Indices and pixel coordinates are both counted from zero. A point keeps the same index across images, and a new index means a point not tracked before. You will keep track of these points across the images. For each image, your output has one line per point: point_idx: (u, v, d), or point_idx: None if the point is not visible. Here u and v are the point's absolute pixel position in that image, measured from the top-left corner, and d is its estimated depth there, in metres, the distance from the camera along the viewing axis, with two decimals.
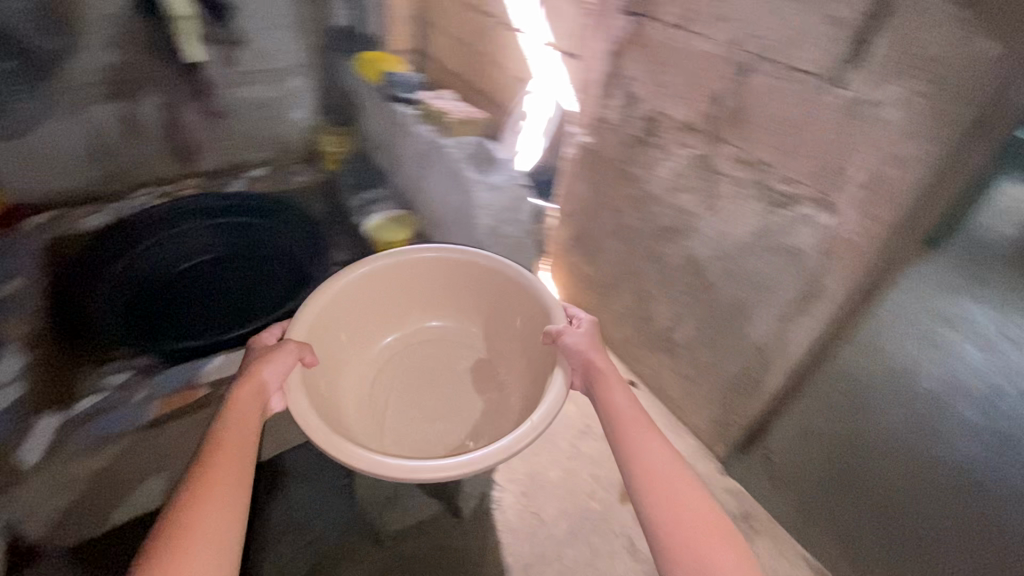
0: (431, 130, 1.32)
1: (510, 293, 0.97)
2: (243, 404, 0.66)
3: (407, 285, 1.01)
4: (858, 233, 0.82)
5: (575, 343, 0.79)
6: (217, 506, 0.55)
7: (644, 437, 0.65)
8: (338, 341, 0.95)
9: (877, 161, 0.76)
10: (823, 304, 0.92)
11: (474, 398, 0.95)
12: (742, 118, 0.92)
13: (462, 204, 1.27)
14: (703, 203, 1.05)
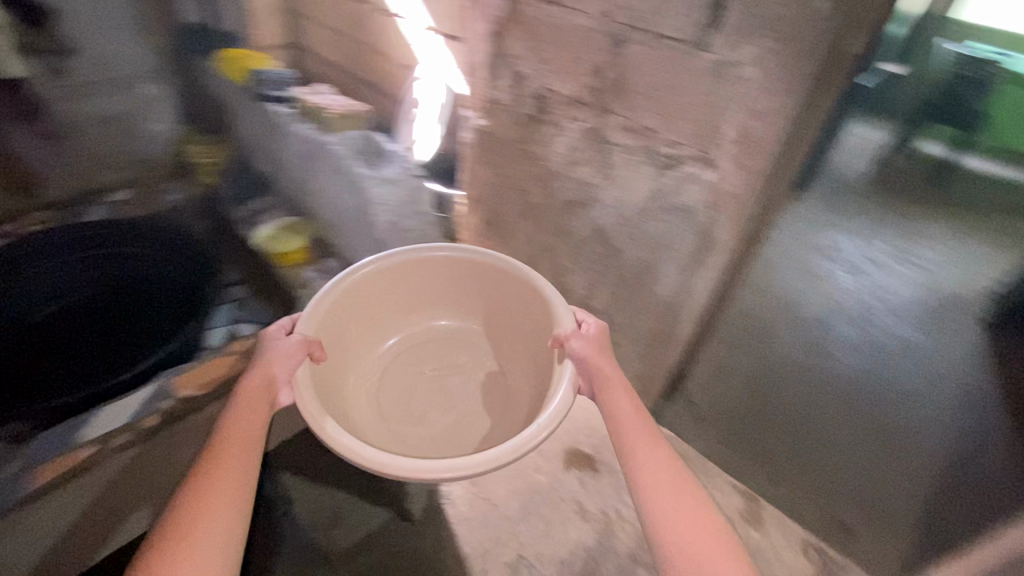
0: (312, 128, 1.27)
1: (521, 299, 1.06)
2: (249, 412, 0.72)
3: (422, 284, 1.12)
4: (737, 184, 0.90)
5: (582, 348, 0.87)
6: (223, 510, 0.60)
7: (649, 444, 0.72)
8: (349, 334, 1.04)
9: (745, 116, 0.84)
10: (717, 253, 1.00)
11: (474, 391, 1.05)
12: (623, 88, 0.96)
13: (357, 202, 1.23)
14: (600, 173, 1.09)
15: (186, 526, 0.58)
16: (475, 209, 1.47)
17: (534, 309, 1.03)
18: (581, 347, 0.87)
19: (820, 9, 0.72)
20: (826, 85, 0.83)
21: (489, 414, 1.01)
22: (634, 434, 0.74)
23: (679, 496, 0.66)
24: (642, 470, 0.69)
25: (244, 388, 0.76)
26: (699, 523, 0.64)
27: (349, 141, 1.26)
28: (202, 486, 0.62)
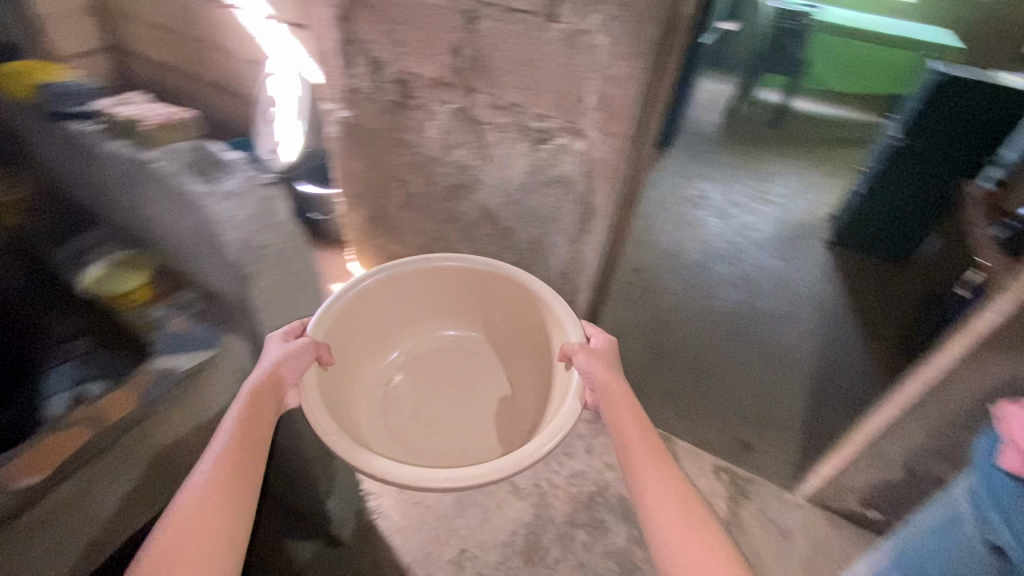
0: (124, 146, 0.88)
1: (525, 310, 1.06)
2: (255, 415, 0.65)
3: (434, 288, 1.13)
4: (606, 151, 0.92)
5: (590, 362, 0.82)
6: (224, 519, 0.55)
7: (651, 458, 0.65)
8: (358, 343, 1.06)
9: (601, 84, 0.85)
10: (599, 220, 1.03)
11: (481, 402, 1.07)
12: (484, 65, 0.95)
13: (199, 233, 0.76)
14: (477, 154, 1.07)
15: (186, 536, 0.52)
16: (356, 208, 1.39)
17: (540, 320, 1.03)
18: (586, 359, 0.83)
19: None
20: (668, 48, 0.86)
21: (492, 422, 1.04)
22: (641, 452, 0.66)
23: (684, 513, 0.58)
24: (646, 490, 0.61)
25: (255, 384, 0.69)
26: (697, 537, 0.55)
27: (165, 149, 0.79)
28: (206, 490, 0.56)
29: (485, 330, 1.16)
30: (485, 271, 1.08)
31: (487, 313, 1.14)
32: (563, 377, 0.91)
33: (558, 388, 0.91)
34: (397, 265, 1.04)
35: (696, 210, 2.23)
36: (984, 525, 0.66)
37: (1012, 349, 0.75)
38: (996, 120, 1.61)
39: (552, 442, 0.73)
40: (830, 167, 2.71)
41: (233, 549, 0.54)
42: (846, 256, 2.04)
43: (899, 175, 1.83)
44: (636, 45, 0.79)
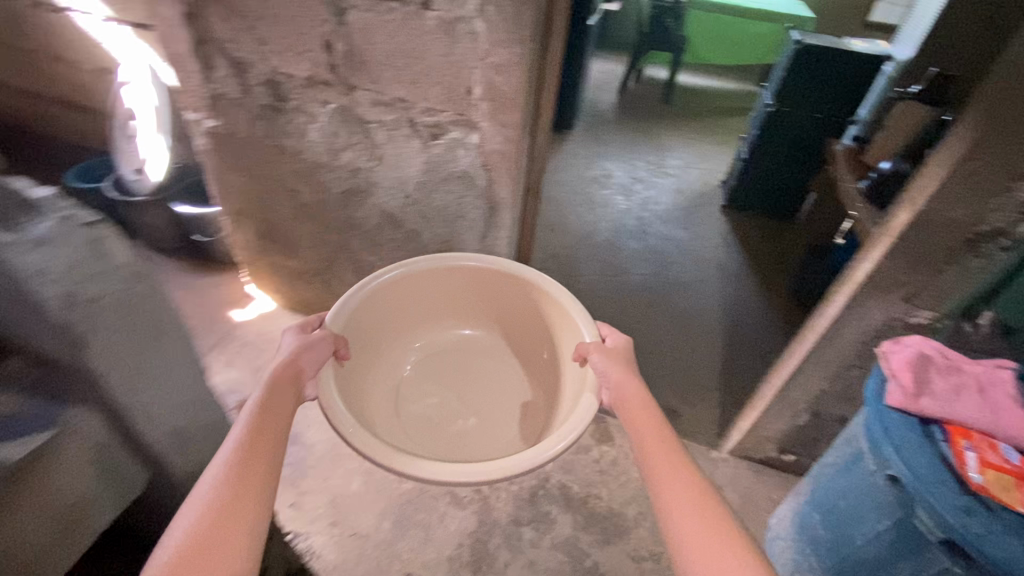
0: None
1: (539, 308, 1.03)
2: (277, 401, 0.65)
3: (450, 286, 1.09)
4: (501, 143, 0.89)
5: (608, 361, 0.83)
6: (246, 501, 0.52)
7: (665, 449, 0.65)
8: (372, 337, 1.02)
9: (485, 72, 0.81)
10: (505, 214, 0.99)
11: (497, 398, 1.05)
12: (360, 60, 0.88)
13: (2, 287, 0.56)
14: (368, 156, 1.00)
15: (212, 515, 0.49)
16: (244, 225, 1.26)
17: (556, 324, 1.00)
18: (600, 358, 0.84)
19: None
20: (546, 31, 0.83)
21: (509, 418, 1.01)
22: (654, 436, 0.67)
23: (691, 490, 0.59)
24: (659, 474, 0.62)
25: (274, 374, 0.71)
26: (698, 509, 0.56)
27: None
28: (231, 468, 0.54)
29: (502, 332, 1.12)
30: (498, 271, 1.05)
31: (505, 314, 1.10)
32: (579, 379, 0.91)
33: (573, 390, 0.91)
34: (414, 262, 1.01)
35: (604, 189, 2.30)
36: (880, 459, 0.72)
37: (886, 293, 0.83)
38: (852, 82, 1.78)
39: (570, 439, 0.77)
40: (716, 134, 2.89)
41: (256, 527, 0.51)
42: (741, 220, 2.17)
43: (777, 139, 1.98)
44: (515, 31, 0.76)
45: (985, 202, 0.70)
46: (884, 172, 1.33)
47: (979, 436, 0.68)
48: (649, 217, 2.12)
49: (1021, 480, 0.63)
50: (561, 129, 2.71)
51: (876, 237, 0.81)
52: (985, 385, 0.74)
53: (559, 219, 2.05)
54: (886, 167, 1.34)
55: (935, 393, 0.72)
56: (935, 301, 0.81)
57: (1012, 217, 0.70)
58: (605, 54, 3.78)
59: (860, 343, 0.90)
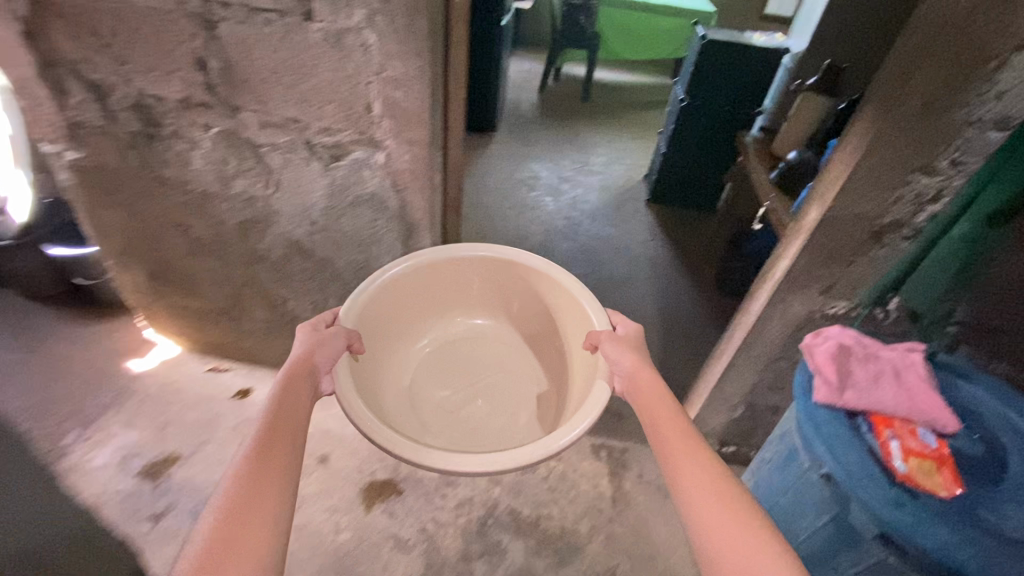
0: None
1: (550, 299, 1.00)
2: (293, 395, 0.66)
3: (461, 279, 1.04)
4: (409, 161, 0.82)
5: (619, 351, 0.82)
6: (266, 490, 0.53)
7: (691, 454, 0.62)
8: (387, 331, 0.97)
9: (383, 88, 0.74)
10: (424, 234, 0.93)
11: (510, 387, 1.02)
12: (240, 77, 0.78)
13: None
14: (263, 182, 0.90)
15: (236, 508, 0.50)
16: (131, 266, 1.12)
17: (566, 314, 0.98)
18: (612, 347, 0.82)
19: None
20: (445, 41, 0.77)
21: (521, 408, 0.98)
22: (677, 441, 0.64)
23: (722, 503, 0.55)
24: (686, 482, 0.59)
25: (289, 369, 0.70)
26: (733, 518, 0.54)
27: None
28: (255, 458, 0.55)
29: (513, 321, 1.09)
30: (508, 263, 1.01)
31: (516, 303, 1.06)
32: (589, 369, 0.89)
33: (584, 380, 0.89)
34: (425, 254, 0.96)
35: (532, 191, 2.28)
36: (813, 457, 0.73)
37: (805, 288, 0.84)
38: (755, 74, 1.85)
39: (581, 432, 0.75)
40: (635, 129, 2.96)
41: (279, 516, 0.52)
42: (666, 212, 2.22)
43: (692, 132, 2.03)
44: (408, 41, 0.70)
45: (887, 196, 0.71)
46: (791, 162, 1.38)
47: (900, 424, 0.71)
48: (578, 216, 2.13)
49: (941, 463, 0.65)
50: (484, 132, 2.66)
51: (792, 233, 0.82)
52: (899, 371, 0.77)
53: (488, 225, 2.01)
54: (792, 157, 1.40)
55: (858, 385, 0.74)
56: (849, 291, 0.83)
57: (913, 208, 0.72)
58: (523, 53, 3.77)
59: (784, 337, 0.91)
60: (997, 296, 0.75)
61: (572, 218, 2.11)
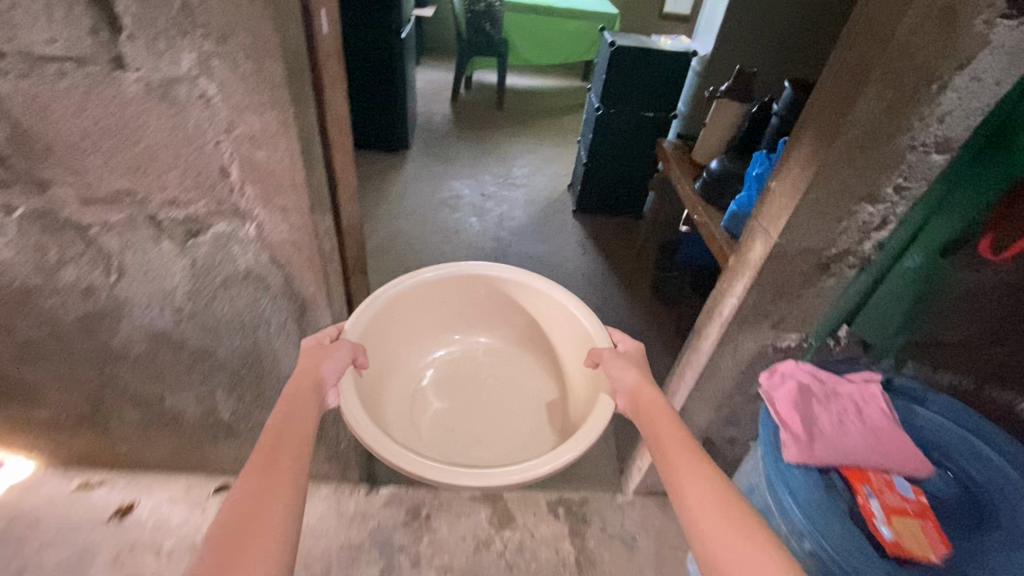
0: None
1: (558, 317, 0.90)
2: (300, 405, 0.58)
3: (467, 295, 0.95)
4: (288, 231, 0.66)
5: (622, 369, 0.73)
6: (272, 497, 0.46)
7: (700, 476, 0.55)
8: (388, 344, 0.87)
9: (240, 148, 0.58)
10: (323, 311, 0.77)
11: (520, 404, 0.91)
12: (38, 145, 0.59)
13: None
14: (100, 269, 0.70)
15: (233, 519, 0.44)
16: None
17: (573, 332, 0.88)
18: (614, 365, 0.74)
19: None
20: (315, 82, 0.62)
21: (530, 427, 0.87)
22: (679, 451, 0.58)
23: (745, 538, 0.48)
24: (687, 499, 0.53)
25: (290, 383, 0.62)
26: (739, 533, 0.49)
27: None
28: (256, 471, 0.48)
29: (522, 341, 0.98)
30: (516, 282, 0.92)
31: (524, 322, 0.96)
32: (592, 385, 0.79)
33: (585, 401, 0.80)
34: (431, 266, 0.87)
35: (455, 213, 2.14)
36: (793, 527, 0.65)
37: (756, 324, 0.78)
38: (666, 78, 1.83)
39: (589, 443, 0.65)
40: (553, 135, 2.90)
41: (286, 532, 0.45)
42: (594, 221, 2.16)
43: (611, 140, 1.99)
44: (260, 91, 0.54)
45: (833, 227, 0.66)
46: (714, 172, 1.35)
47: (875, 476, 0.67)
48: (505, 238, 2.01)
49: (923, 516, 0.64)
50: (397, 151, 2.49)
51: (739, 267, 0.75)
52: (863, 408, 0.71)
53: (411, 258, 1.85)
54: (714, 166, 1.36)
55: (828, 435, 0.68)
56: (799, 323, 0.77)
57: (859, 237, 0.67)
58: (430, 62, 3.62)
59: (739, 375, 0.84)
60: (943, 314, 0.72)
61: (500, 240, 1.99)
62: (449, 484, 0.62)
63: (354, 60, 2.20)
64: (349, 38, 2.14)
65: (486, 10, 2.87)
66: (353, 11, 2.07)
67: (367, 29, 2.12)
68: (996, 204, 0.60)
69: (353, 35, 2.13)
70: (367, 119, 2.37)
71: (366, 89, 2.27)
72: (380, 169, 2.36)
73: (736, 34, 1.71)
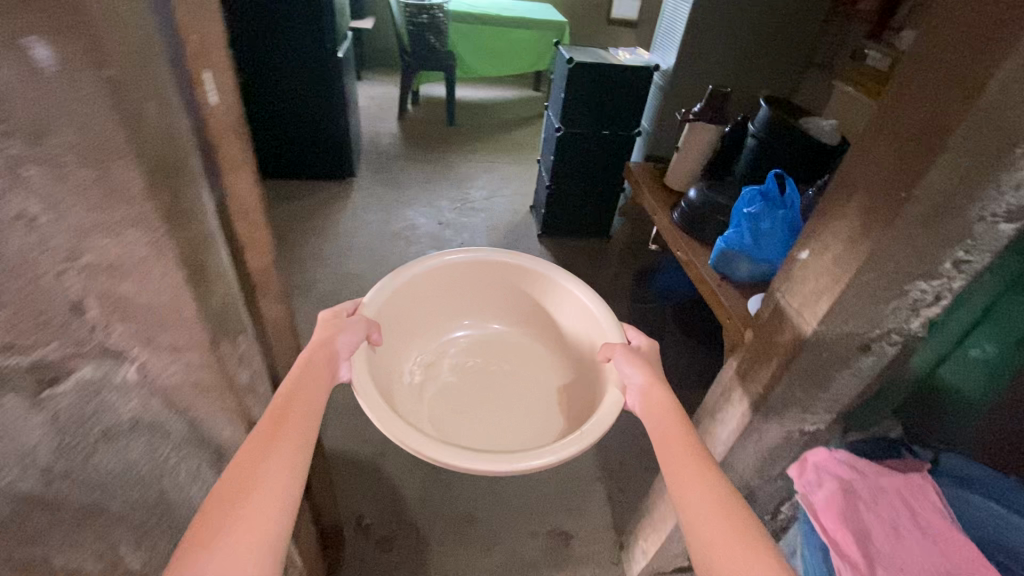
0: None
1: (569, 311, 1.02)
2: (313, 372, 0.61)
3: (485, 283, 1.08)
4: (188, 371, 0.48)
5: (632, 361, 0.75)
6: (275, 469, 0.47)
7: (699, 476, 0.54)
8: (404, 322, 1.01)
9: (95, 283, 0.39)
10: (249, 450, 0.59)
11: (528, 392, 1.02)
12: None
13: None
14: None
15: (232, 494, 0.44)
16: None
17: (584, 324, 0.98)
18: (625, 360, 0.76)
19: (40, 60, 0.30)
20: (214, 173, 0.45)
21: (542, 413, 0.97)
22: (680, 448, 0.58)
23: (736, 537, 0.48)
24: (690, 512, 0.52)
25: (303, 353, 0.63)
26: (723, 519, 0.50)
27: None
28: (263, 431, 0.50)
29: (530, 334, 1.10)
30: (531, 271, 1.04)
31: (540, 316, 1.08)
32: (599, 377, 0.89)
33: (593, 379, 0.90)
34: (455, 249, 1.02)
35: (412, 246, 1.96)
36: None
37: (783, 414, 0.66)
38: (629, 95, 1.73)
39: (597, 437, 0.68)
40: (509, 151, 2.76)
41: (280, 515, 0.45)
42: (562, 246, 2.03)
43: (575, 161, 1.87)
44: (113, 205, 0.36)
45: (880, 308, 0.54)
46: (693, 202, 1.25)
47: None
48: None
49: None
50: (342, 178, 2.27)
51: (764, 350, 0.63)
52: (914, 509, 0.60)
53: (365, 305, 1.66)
54: (692, 196, 1.26)
55: (881, 557, 0.56)
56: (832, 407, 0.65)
57: (907, 316, 0.55)
58: (372, 77, 3.40)
59: (762, 464, 0.72)
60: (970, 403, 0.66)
61: None
62: (457, 466, 0.67)
63: (288, 83, 1.98)
64: (279, 57, 1.92)
65: (429, 22, 2.66)
66: (282, 26, 1.86)
67: (299, 46, 1.91)
68: (1017, 365, 0.61)
69: (284, 54, 1.92)
70: (306, 146, 2.14)
71: (302, 112, 2.05)
72: (324, 201, 2.14)
73: (698, 46, 1.62)
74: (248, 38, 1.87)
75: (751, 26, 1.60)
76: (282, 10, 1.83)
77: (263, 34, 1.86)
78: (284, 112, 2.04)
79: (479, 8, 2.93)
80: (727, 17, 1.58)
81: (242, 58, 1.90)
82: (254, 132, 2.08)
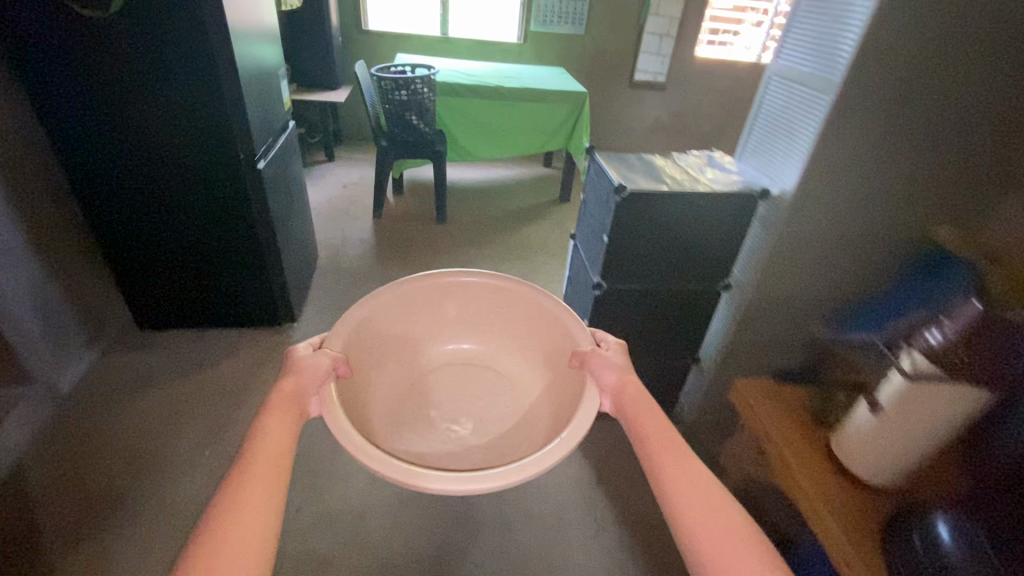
0: None
1: (539, 322, 0.88)
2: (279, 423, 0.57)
3: (459, 302, 0.92)
4: None
5: (606, 368, 0.72)
6: (253, 516, 0.47)
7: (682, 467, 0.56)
8: (378, 348, 0.86)
9: None
10: None
11: (505, 414, 0.85)
12: None
13: None
14: None
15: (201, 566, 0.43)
16: None
17: (553, 333, 0.85)
18: (599, 366, 0.73)
19: None
20: None
21: (519, 433, 0.81)
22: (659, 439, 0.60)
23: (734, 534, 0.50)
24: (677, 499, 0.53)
25: (275, 393, 0.61)
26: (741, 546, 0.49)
27: None
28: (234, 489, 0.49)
29: (508, 348, 0.94)
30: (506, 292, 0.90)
31: (515, 329, 0.92)
32: (577, 389, 0.76)
33: (571, 396, 0.77)
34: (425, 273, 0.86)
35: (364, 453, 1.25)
36: None
37: None
38: (710, 235, 1.07)
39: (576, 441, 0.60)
40: (516, 259, 2.08)
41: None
42: (602, 441, 1.33)
43: (620, 325, 1.20)
44: None
45: None
46: (941, 553, 0.58)
47: None
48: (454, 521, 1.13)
49: None
50: (277, 322, 1.59)
51: None
52: None
53: None
54: (940, 537, 0.59)
55: None
56: None
57: None
58: (349, 155, 2.84)
59: None
60: None
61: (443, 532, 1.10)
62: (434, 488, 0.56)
63: (182, 195, 1.32)
64: (157, 159, 1.26)
65: (409, 99, 2.06)
66: (163, 124, 1.22)
67: (200, 152, 1.27)
68: None
69: (167, 158, 1.26)
70: (224, 280, 1.48)
71: (218, 238, 1.40)
72: (246, 366, 1.45)
73: (836, 165, 0.95)
74: (119, 142, 1.23)
75: (936, 129, 0.92)
76: (162, 105, 1.20)
77: (143, 137, 1.23)
78: (188, 235, 1.39)
79: (476, 78, 2.33)
80: (895, 117, 0.91)
81: (113, 169, 1.27)
82: (144, 267, 1.43)
